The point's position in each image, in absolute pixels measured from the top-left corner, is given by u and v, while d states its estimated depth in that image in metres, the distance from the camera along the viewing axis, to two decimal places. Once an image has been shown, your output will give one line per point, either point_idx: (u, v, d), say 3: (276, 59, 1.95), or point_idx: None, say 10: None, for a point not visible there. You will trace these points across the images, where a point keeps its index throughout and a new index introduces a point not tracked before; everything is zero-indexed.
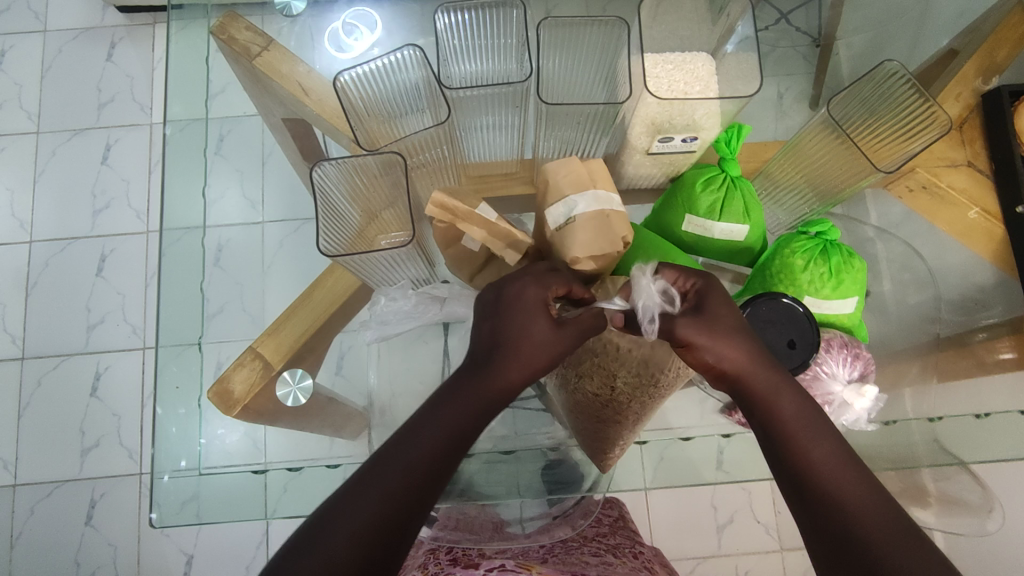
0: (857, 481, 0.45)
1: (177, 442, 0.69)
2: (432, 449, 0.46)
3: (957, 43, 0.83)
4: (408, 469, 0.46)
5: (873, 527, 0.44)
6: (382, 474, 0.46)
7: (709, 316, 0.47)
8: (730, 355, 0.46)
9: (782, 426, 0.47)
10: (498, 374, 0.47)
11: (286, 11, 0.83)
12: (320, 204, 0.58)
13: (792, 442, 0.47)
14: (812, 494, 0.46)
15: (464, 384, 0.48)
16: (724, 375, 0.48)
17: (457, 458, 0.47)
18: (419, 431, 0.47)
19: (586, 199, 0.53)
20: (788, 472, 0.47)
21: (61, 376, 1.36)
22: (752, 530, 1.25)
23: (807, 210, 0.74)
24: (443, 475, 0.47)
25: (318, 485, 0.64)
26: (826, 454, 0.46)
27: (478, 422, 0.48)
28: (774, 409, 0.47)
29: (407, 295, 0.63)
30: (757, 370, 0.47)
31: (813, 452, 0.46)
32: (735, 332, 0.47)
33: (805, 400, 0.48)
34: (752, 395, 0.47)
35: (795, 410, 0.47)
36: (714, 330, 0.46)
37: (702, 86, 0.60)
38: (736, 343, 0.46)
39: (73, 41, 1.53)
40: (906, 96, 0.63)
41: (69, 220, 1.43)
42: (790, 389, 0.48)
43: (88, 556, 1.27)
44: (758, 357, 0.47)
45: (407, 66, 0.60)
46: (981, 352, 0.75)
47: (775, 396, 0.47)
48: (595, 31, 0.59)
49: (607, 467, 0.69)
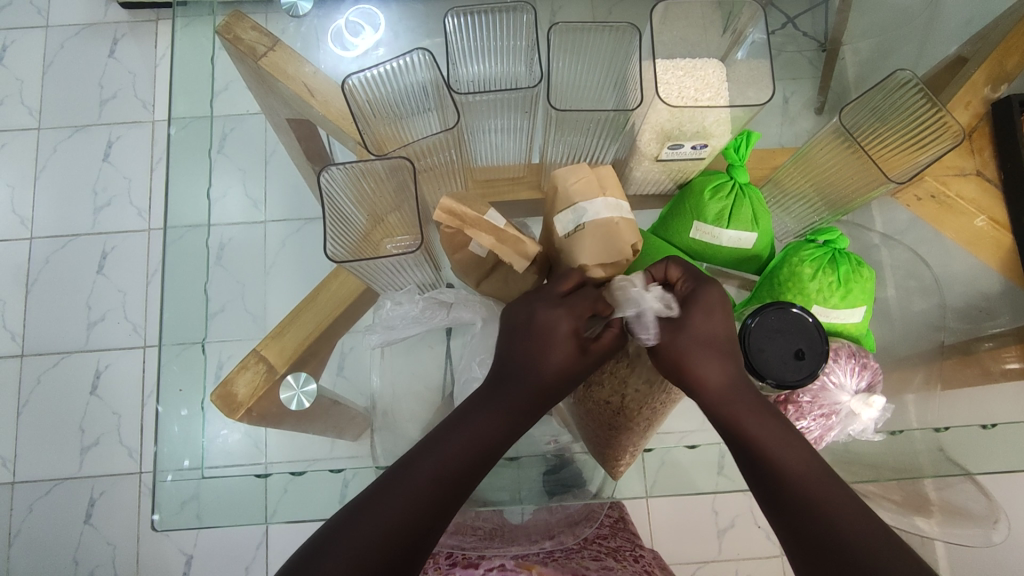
0: (832, 490, 0.45)
1: (179, 444, 0.68)
2: (455, 462, 0.47)
3: (965, 50, 0.83)
4: (429, 483, 0.46)
5: (852, 534, 0.44)
6: (401, 486, 0.46)
7: (679, 324, 0.47)
8: (698, 366, 0.47)
9: (752, 437, 0.47)
10: (522, 391, 0.48)
11: (292, 11, 0.82)
12: (328, 207, 0.57)
13: (765, 455, 0.46)
14: (788, 505, 0.45)
15: (486, 400, 0.49)
16: (694, 388, 0.48)
17: (479, 473, 0.48)
18: (441, 444, 0.47)
19: (596, 207, 0.53)
20: (766, 487, 0.47)
21: (61, 374, 1.35)
22: (753, 533, 1.25)
23: (816, 218, 0.74)
24: (464, 491, 0.47)
25: (319, 488, 0.64)
26: (799, 463, 0.46)
27: (502, 440, 0.48)
28: (745, 422, 0.47)
29: (414, 300, 0.63)
30: (730, 383, 0.47)
31: (785, 463, 0.46)
32: (707, 339, 0.47)
33: (776, 417, 0.48)
34: (723, 408, 0.47)
35: (765, 424, 0.47)
36: (683, 338, 0.47)
37: (713, 93, 0.59)
38: (704, 359, 0.47)
39: (75, 36, 1.52)
40: (915, 104, 0.62)
41: (70, 217, 1.43)
42: (760, 401, 0.48)
43: (87, 555, 1.26)
44: (731, 370, 0.48)
45: (417, 69, 0.60)
46: (988, 361, 0.74)
47: (745, 409, 0.47)
48: (606, 37, 0.59)
49: (616, 473, 0.67)
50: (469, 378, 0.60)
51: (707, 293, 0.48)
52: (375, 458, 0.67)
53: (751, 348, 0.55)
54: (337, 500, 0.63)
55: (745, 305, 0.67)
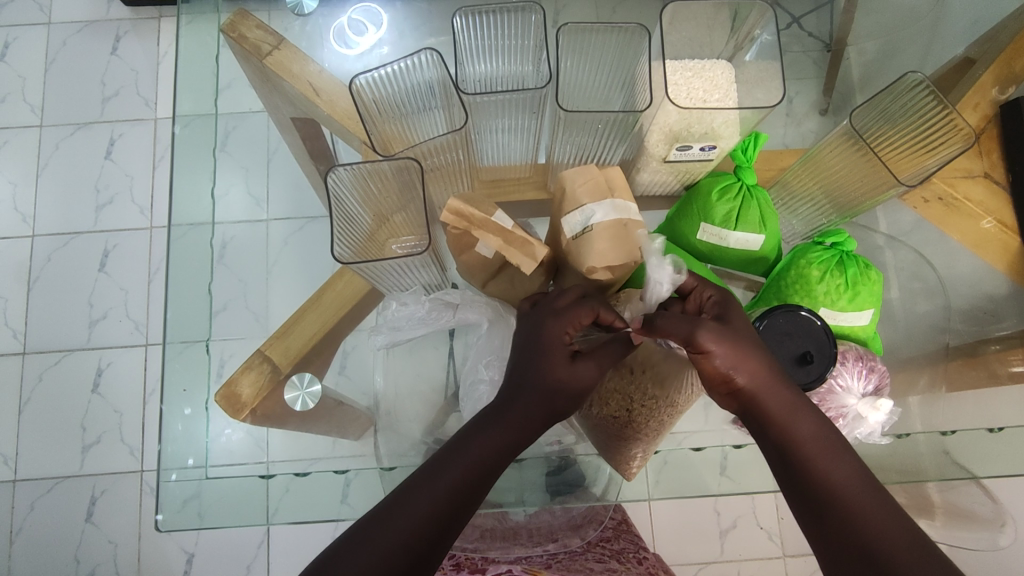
0: (877, 498, 0.45)
1: (182, 444, 0.68)
2: (462, 477, 0.46)
3: (973, 52, 0.82)
4: (434, 499, 0.46)
5: (895, 542, 0.43)
6: (414, 497, 0.46)
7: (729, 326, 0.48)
8: (750, 367, 0.47)
9: (799, 444, 0.47)
10: (528, 405, 0.48)
11: (297, 10, 0.81)
12: (335, 209, 0.57)
13: (810, 460, 0.46)
14: (830, 512, 0.45)
15: (494, 414, 0.49)
16: (740, 390, 0.48)
17: (484, 489, 0.48)
18: (448, 459, 0.47)
19: (603, 208, 0.53)
20: (806, 492, 0.46)
21: (63, 372, 1.35)
22: (754, 535, 1.25)
23: (823, 220, 0.73)
24: (469, 507, 0.47)
25: (320, 489, 0.64)
26: (844, 472, 0.46)
27: (509, 456, 0.48)
28: (791, 426, 0.47)
29: (420, 300, 0.63)
30: (774, 387, 0.47)
31: (830, 469, 0.46)
32: (755, 343, 0.48)
33: (822, 423, 0.48)
34: (772, 411, 0.47)
35: (811, 429, 0.47)
36: (734, 340, 0.47)
37: (722, 94, 0.59)
38: (752, 362, 0.47)
39: (78, 33, 1.52)
40: (925, 107, 0.62)
41: (72, 215, 1.42)
42: (806, 408, 0.48)
43: (88, 554, 1.26)
44: (776, 375, 0.48)
45: (423, 69, 0.60)
46: (995, 364, 0.74)
47: (793, 416, 0.47)
48: (614, 37, 0.59)
49: (628, 476, 0.66)
50: (475, 380, 0.59)
51: (734, 303, 0.51)
52: (378, 459, 0.66)
53: None
54: (338, 500, 0.64)
55: (753, 308, 0.66)
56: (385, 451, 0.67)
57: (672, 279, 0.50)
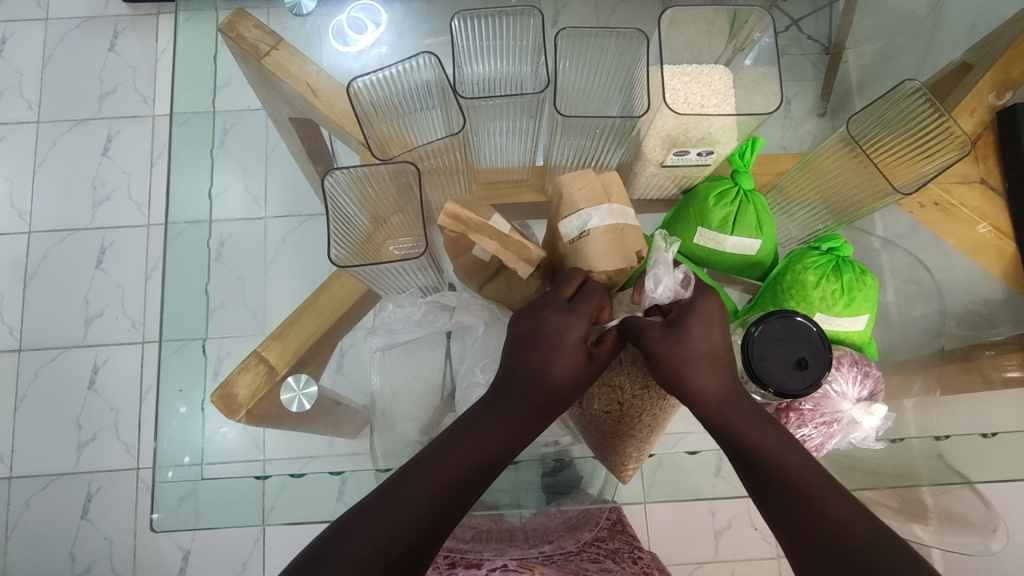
0: (834, 496, 0.44)
1: (177, 443, 0.68)
2: (456, 472, 0.46)
3: (970, 57, 0.81)
4: (426, 494, 0.45)
5: (855, 536, 0.42)
6: (404, 491, 0.45)
7: (677, 331, 0.48)
8: (696, 372, 0.47)
9: (752, 446, 0.47)
10: (524, 403, 0.48)
11: (295, 10, 0.81)
12: (332, 211, 0.57)
13: (766, 463, 0.46)
14: (790, 514, 0.45)
15: (487, 411, 0.48)
16: (690, 397, 0.48)
17: (477, 487, 0.47)
18: (440, 456, 0.46)
19: (601, 213, 0.53)
20: (766, 494, 0.46)
21: (59, 369, 1.35)
22: (750, 536, 1.25)
23: (820, 226, 0.73)
24: (462, 503, 0.46)
25: (317, 491, 0.63)
26: (800, 471, 0.46)
27: (504, 452, 0.48)
28: (740, 430, 0.47)
29: (416, 303, 0.63)
30: (725, 390, 0.48)
31: (786, 469, 0.46)
32: (705, 346, 0.48)
33: (773, 425, 0.48)
34: (723, 415, 0.47)
35: (763, 431, 0.47)
36: (681, 345, 0.47)
37: (719, 100, 0.59)
38: (698, 367, 0.47)
39: (76, 29, 1.51)
40: (922, 114, 0.62)
41: (69, 211, 1.42)
42: (757, 411, 0.48)
43: (83, 551, 1.26)
44: (727, 380, 0.48)
45: (421, 71, 0.59)
46: (988, 368, 0.74)
47: (742, 420, 0.47)
48: (613, 42, 0.59)
49: (625, 477, 0.67)
50: (471, 383, 0.59)
51: (701, 303, 0.50)
52: (374, 460, 0.66)
53: (754, 357, 0.55)
54: (333, 498, 0.63)
55: (748, 312, 0.67)
56: (380, 451, 0.67)
57: (674, 292, 0.52)
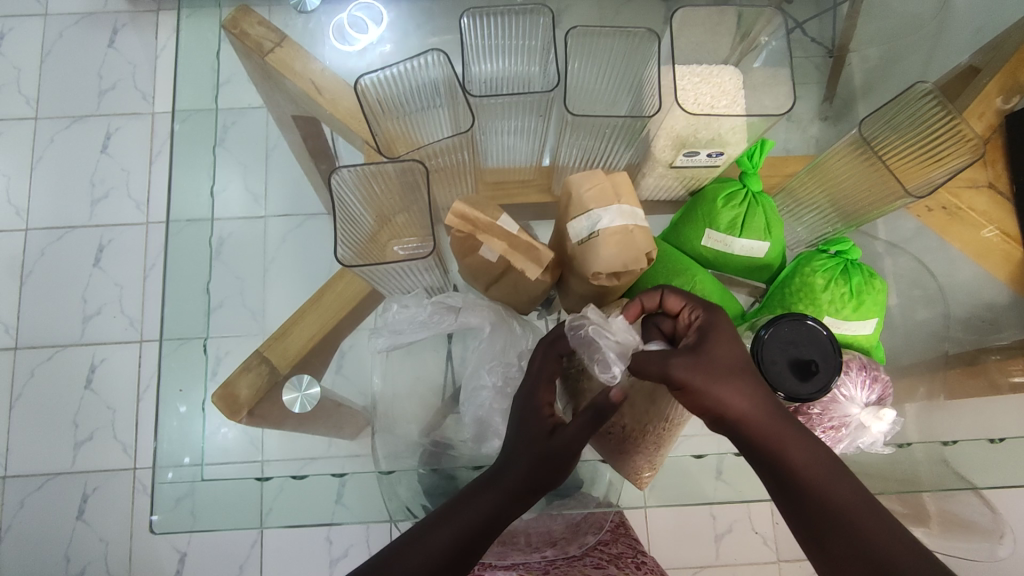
0: (876, 516, 0.44)
1: (177, 443, 0.68)
2: (447, 541, 0.46)
3: (977, 60, 0.81)
4: (421, 562, 0.45)
5: (901, 556, 0.43)
6: (400, 558, 0.46)
7: (704, 355, 0.46)
8: (731, 398, 0.45)
9: (793, 471, 0.45)
10: (515, 477, 0.47)
11: (299, 7, 0.80)
12: (338, 211, 0.56)
13: (809, 487, 0.45)
14: (834, 539, 0.44)
15: (481, 484, 0.48)
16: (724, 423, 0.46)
17: (462, 562, 0.47)
18: (435, 526, 0.47)
19: (611, 214, 0.52)
20: (807, 515, 0.45)
21: (56, 367, 1.34)
22: (750, 540, 1.25)
23: (829, 229, 0.73)
24: (454, 571, 0.46)
25: (314, 494, 0.61)
26: (841, 490, 0.45)
27: (496, 523, 0.47)
28: (782, 450, 0.46)
29: (423, 304, 0.63)
30: (759, 408, 0.46)
31: (828, 489, 0.45)
32: (736, 370, 0.46)
33: (812, 439, 0.47)
34: (760, 438, 0.46)
35: (803, 450, 0.46)
36: (712, 371, 0.45)
37: (728, 100, 0.59)
38: (733, 388, 0.45)
39: (75, 25, 1.50)
40: (934, 117, 0.62)
41: (67, 208, 1.41)
42: (795, 428, 0.46)
43: (79, 552, 1.25)
44: (763, 401, 0.46)
45: (428, 69, 0.59)
46: (994, 372, 0.72)
47: (783, 441, 0.46)
48: (623, 41, 0.58)
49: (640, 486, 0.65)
50: (477, 386, 0.59)
51: (718, 319, 0.49)
52: (376, 462, 0.65)
53: (764, 360, 0.55)
54: (331, 501, 0.61)
55: (755, 315, 0.66)
56: (382, 454, 0.65)
57: (622, 347, 0.49)
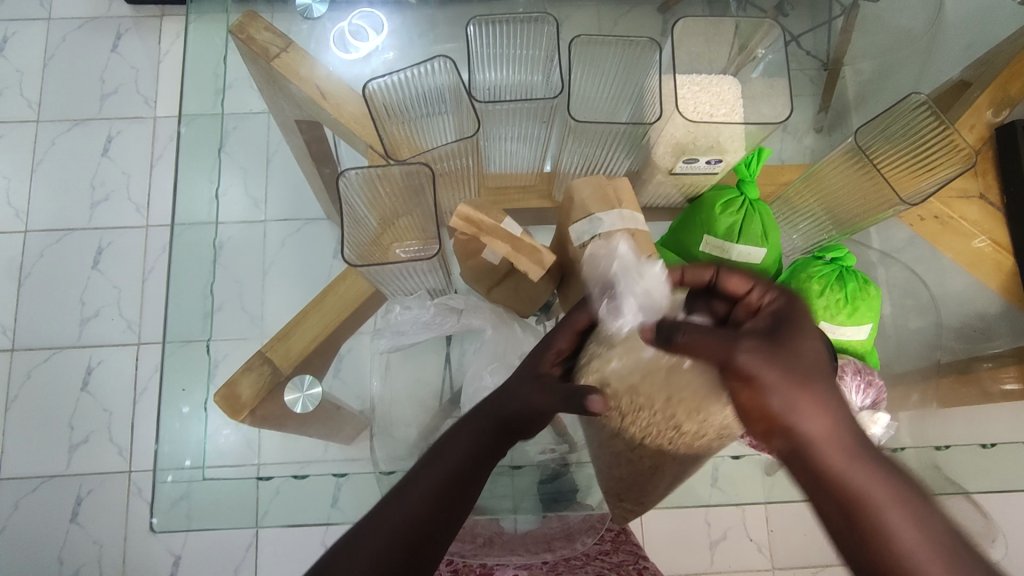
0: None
1: (179, 444, 0.68)
2: (435, 485, 0.42)
3: (969, 75, 0.83)
4: (409, 514, 0.41)
5: None
6: (385, 513, 0.41)
7: (779, 347, 0.36)
8: (803, 407, 0.36)
9: (875, 514, 0.36)
10: (502, 406, 0.44)
11: (305, 13, 0.82)
12: (345, 214, 0.58)
13: (894, 537, 0.35)
14: None
15: (456, 429, 0.45)
16: (791, 437, 0.37)
17: (454, 513, 0.42)
18: (421, 473, 0.42)
19: (612, 218, 0.53)
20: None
21: (53, 369, 1.33)
22: (743, 547, 1.25)
23: (824, 236, 0.75)
24: (445, 524, 0.42)
25: (308, 497, 0.62)
26: (937, 549, 0.35)
27: (484, 462, 0.44)
28: (864, 484, 0.36)
29: (425, 305, 0.64)
30: (836, 427, 0.37)
31: (917, 544, 0.35)
32: (816, 372, 0.37)
33: (901, 480, 0.37)
34: (835, 464, 0.36)
35: (892, 489, 0.36)
36: (790, 369, 0.36)
37: (728, 109, 0.60)
38: (809, 396, 0.36)
39: (78, 30, 1.51)
40: (927, 126, 0.63)
41: (67, 211, 1.41)
42: (879, 461, 0.37)
43: (71, 554, 1.24)
44: (841, 415, 0.37)
45: (436, 75, 0.60)
46: (987, 381, 0.75)
47: (864, 474, 0.36)
48: (626, 51, 0.60)
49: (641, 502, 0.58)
50: (480, 389, 0.59)
51: (798, 311, 0.39)
52: (376, 464, 0.65)
53: None
54: (327, 505, 0.62)
55: None
56: (381, 456, 0.65)
57: (644, 289, 0.42)
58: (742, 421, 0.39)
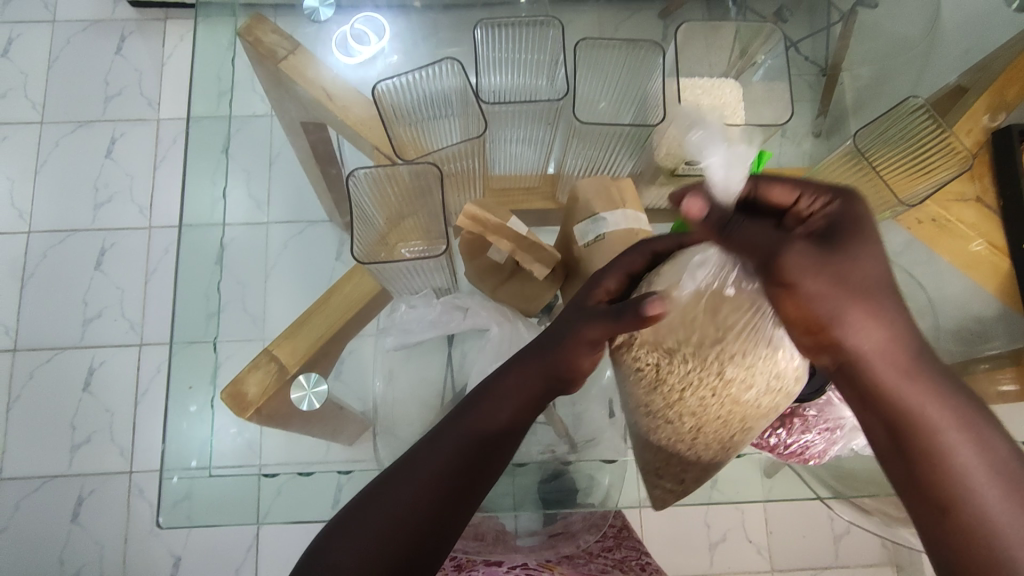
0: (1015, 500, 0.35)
1: (186, 442, 0.69)
2: (445, 460, 0.44)
3: (965, 80, 0.85)
4: (420, 485, 0.43)
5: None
6: (396, 484, 0.44)
7: (835, 258, 0.35)
8: (858, 318, 0.35)
9: (916, 421, 0.36)
10: (513, 379, 0.45)
11: (313, 16, 0.82)
12: (355, 212, 0.59)
13: (933, 443, 0.36)
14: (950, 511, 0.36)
15: (473, 398, 0.46)
16: (839, 349, 0.36)
17: (465, 488, 0.44)
18: (434, 444, 0.45)
19: (616, 217, 0.55)
20: (919, 479, 0.36)
21: (55, 369, 1.34)
22: (743, 549, 1.26)
23: None
24: (456, 497, 0.44)
25: (308, 493, 0.66)
26: (973, 457, 0.36)
27: (496, 435, 0.45)
28: (909, 393, 0.36)
29: (431, 304, 0.66)
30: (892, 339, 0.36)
31: (956, 452, 0.36)
32: (872, 284, 0.35)
33: (947, 389, 0.37)
34: (885, 376, 0.36)
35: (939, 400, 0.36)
36: (841, 279, 0.35)
37: (730, 111, 0.61)
38: (864, 308, 0.35)
39: (82, 32, 1.52)
40: (924, 128, 0.65)
41: (70, 212, 1.42)
42: (931, 372, 0.36)
43: (72, 555, 1.25)
44: (897, 324, 0.36)
45: (444, 77, 0.61)
46: (983, 380, 0.73)
47: (912, 385, 0.36)
48: (628, 55, 0.61)
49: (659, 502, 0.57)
50: None
51: (856, 214, 0.37)
52: (379, 461, 0.66)
53: None
54: (329, 503, 0.66)
55: None
56: (385, 454, 0.66)
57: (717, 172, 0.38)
58: (790, 334, 0.38)
